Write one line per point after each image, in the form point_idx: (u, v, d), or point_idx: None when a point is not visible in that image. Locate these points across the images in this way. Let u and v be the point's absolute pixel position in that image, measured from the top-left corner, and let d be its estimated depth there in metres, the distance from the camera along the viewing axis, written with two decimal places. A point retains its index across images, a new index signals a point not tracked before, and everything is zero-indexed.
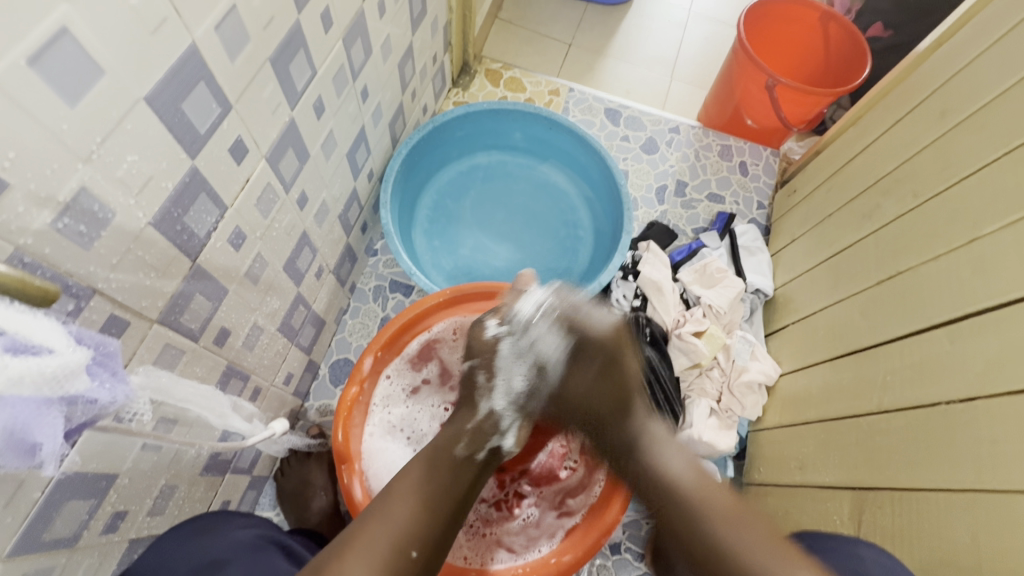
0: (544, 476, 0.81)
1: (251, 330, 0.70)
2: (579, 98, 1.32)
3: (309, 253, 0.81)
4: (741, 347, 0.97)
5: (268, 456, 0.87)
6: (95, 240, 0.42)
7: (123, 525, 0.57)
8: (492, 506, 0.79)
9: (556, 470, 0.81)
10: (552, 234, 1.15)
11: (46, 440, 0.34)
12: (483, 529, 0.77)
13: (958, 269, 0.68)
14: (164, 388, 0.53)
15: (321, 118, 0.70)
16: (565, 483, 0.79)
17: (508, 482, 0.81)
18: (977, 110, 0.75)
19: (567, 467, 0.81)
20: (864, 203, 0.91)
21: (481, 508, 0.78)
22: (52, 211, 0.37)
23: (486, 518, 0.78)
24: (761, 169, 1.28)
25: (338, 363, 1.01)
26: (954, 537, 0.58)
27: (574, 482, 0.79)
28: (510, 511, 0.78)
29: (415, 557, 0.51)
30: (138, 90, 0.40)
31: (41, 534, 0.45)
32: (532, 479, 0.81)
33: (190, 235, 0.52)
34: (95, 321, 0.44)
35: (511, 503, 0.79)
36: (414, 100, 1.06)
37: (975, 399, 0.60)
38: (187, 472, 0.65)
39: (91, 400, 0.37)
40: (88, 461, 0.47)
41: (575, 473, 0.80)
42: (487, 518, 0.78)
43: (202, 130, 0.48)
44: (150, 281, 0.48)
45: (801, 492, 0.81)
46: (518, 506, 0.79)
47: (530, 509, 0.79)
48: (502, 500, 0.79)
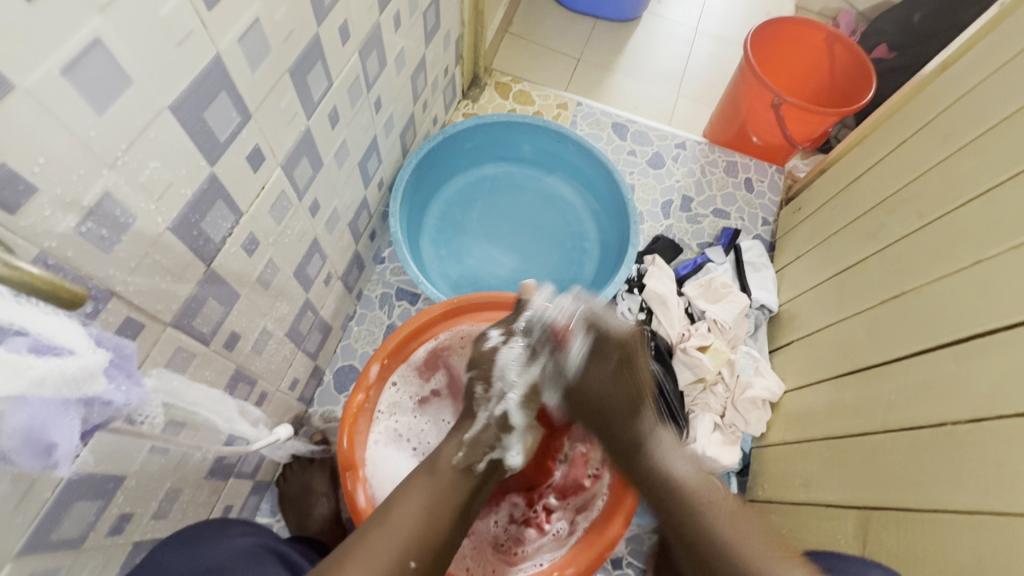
0: (570, 488, 0.81)
1: (259, 336, 0.70)
2: (587, 112, 1.34)
3: (318, 260, 0.82)
4: (746, 363, 0.98)
5: (271, 461, 0.87)
6: (115, 244, 0.42)
7: (128, 527, 0.57)
8: (522, 524, 0.80)
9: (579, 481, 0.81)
10: (558, 245, 1.16)
11: (62, 441, 0.35)
12: (514, 548, 0.77)
13: (964, 290, 0.69)
14: (176, 391, 0.54)
15: (335, 128, 0.71)
16: (586, 497, 0.79)
17: (537, 499, 0.82)
18: (981, 133, 0.76)
19: (590, 477, 0.81)
20: (870, 222, 0.91)
21: (511, 527, 0.80)
22: (77, 214, 0.38)
23: (519, 538, 0.78)
24: (767, 186, 1.29)
25: (343, 370, 1.01)
26: (959, 559, 0.57)
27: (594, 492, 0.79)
28: (540, 528, 0.79)
29: (412, 567, 0.52)
30: (163, 99, 0.41)
31: (48, 534, 0.46)
32: (557, 491, 0.82)
33: (206, 241, 0.52)
34: (111, 323, 0.44)
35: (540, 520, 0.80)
36: (425, 110, 1.08)
37: (980, 421, 0.60)
38: (192, 476, 0.65)
39: (106, 402, 0.38)
40: (99, 462, 0.48)
41: (597, 482, 0.79)
42: (518, 538, 0.78)
43: (221, 137, 0.49)
44: (166, 285, 0.49)
45: (805, 509, 0.81)
46: (547, 522, 0.79)
47: (559, 523, 0.79)
48: (531, 517, 0.80)
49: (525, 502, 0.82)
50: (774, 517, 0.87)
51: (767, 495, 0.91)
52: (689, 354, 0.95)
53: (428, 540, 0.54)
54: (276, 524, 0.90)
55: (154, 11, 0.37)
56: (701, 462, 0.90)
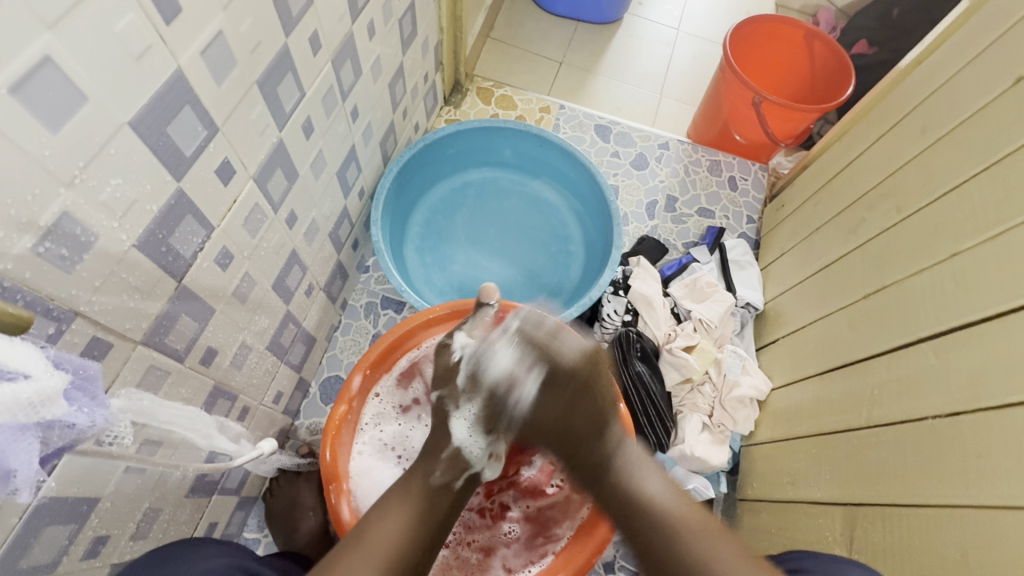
0: (531, 490, 0.81)
1: (238, 350, 0.69)
2: (570, 115, 1.35)
3: (299, 271, 0.81)
4: (732, 362, 0.97)
5: (257, 476, 0.86)
6: (77, 263, 0.42)
7: (104, 550, 0.56)
8: (476, 513, 0.80)
9: (543, 485, 0.81)
10: (544, 249, 1.16)
11: (20, 466, 0.33)
12: (466, 537, 0.78)
13: (941, 283, 0.69)
14: (147, 411, 0.52)
15: (310, 138, 0.71)
16: (553, 502, 0.79)
17: (496, 492, 0.81)
18: (954, 128, 0.76)
19: (554, 484, 0.81)
20: (850, 218, 0.91)
21: (466, 516, 0.79)
22: (34, 235, 0.37)
23: (468, 526, 0.79)
24: (750, 184, 1.29)
25: (329, 381, 1.01)
26: (942, 554, 0.58)
27: (561, 500, 0.79)
28: (495, 522, 0.80)
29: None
30: (122, 115, 0.41)
31: (17, 561, 0.45)
32: (519, 491, 0.81)
33: (176, 256, 0.52)
34: (76, 344, 0.43)
35: (497, 513, 0.80)
36: (405, 117, 1.07)
37: (959, 414, 0.61)
38: (171, 495, 0.64)
39: (69, 425, 0.37)
40: (67, 485, 0.46)
41: (562, 490, 0.79)
42: (469, 525, 0.79)
43: (187, 152, 0.49)
44: (134, 303, 0.48)
45: (793, 507, 0.80)
46: (504, 519, 0.80)
47: (516, 523, 0.79)
48: (487, 508, 0.80)
49: (484, 493, 0.80)
50: (764, 516, 0.86)
51: (756, 494, 0.91)
52: (675, 355, 0.94)
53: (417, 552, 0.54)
54: (264, 539, 0.89)
55: (108, 26, 0.37)
56: (688, 462, 0.90)
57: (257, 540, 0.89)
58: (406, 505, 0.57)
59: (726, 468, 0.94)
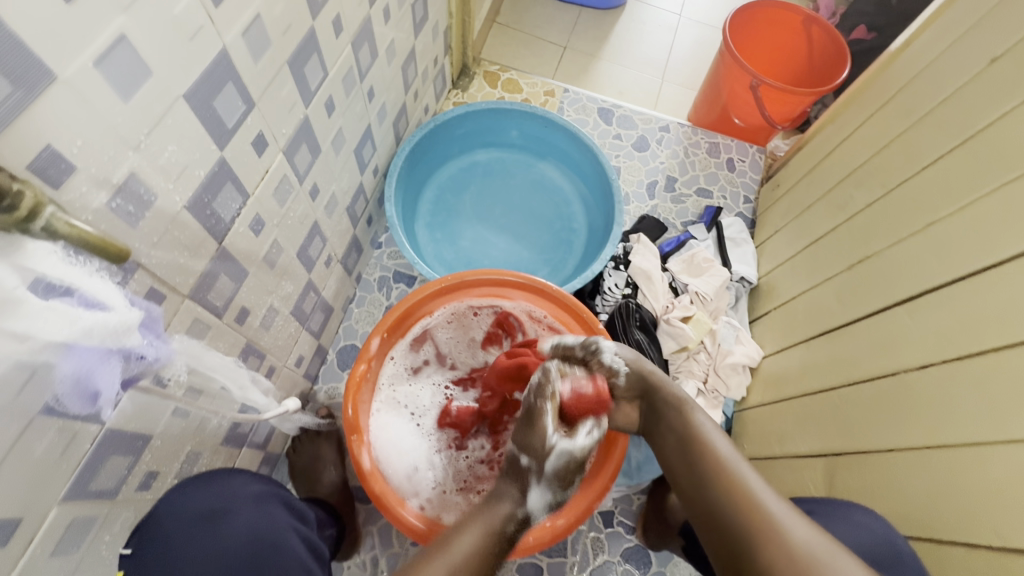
0: None
1: (267, 312, 0.75)
2: (574, 98, 1.39)
3: (319, 242, 0.87)
4: (726, 332, 1.04)
5: (281, 433, 0.93)
6: (140, 220, 0.47)
7: (155, 484, 0.62)
8: (484, 464, 0.85)
9: None
10: (548, 227, 1.21)
11: (106, 386, 0.41)
12: (475, 485, 0.84)
13: (918, 252, 0.74)
14: (196, 355, 0.60)
15: (331, 115, 0.76)
16: None
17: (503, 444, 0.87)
18: (936, 107, 0.81)
19: None
20: (840, 194, 0.96)
21: (475, 466, 0.85)
22: (108, 191, 0.43)
23: (478, 476, 0.84)
24: (747, 165, 1.34)
25: (345, 349, 1.07)
26: (913, 492, 0.63)
27: None
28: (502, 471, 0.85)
29: None
30: (178, 88, 0.46)
31: (87, 484, 0.51)
32: None
33: (217, 220, 0.57)
34: (138, 292, 0.49)
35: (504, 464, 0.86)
36: (416, 100, 1.12)
37: (929, 367, 0.66)
38: (209, 441, 0.70)
39: (141, 356, 0.44)
40: (127, 420, 0.52)
41: None
42: (478, 475, 0.84)
43: (229, 124, 0.54)
44: (184, 259, 0.54)
45: (781, 462, 0.86)
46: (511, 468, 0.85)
47: None
48: (495, 460, 0.85)
49: (492, 445, 0.86)
50: (754, 472, 0.92)
51: (747, 453, 0.97)
52: (672, 325, 1.01)
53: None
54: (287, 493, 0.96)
55: (168, 8, 0.42)
56: None
57: None
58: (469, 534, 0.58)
59: (719, 431, 1.00)
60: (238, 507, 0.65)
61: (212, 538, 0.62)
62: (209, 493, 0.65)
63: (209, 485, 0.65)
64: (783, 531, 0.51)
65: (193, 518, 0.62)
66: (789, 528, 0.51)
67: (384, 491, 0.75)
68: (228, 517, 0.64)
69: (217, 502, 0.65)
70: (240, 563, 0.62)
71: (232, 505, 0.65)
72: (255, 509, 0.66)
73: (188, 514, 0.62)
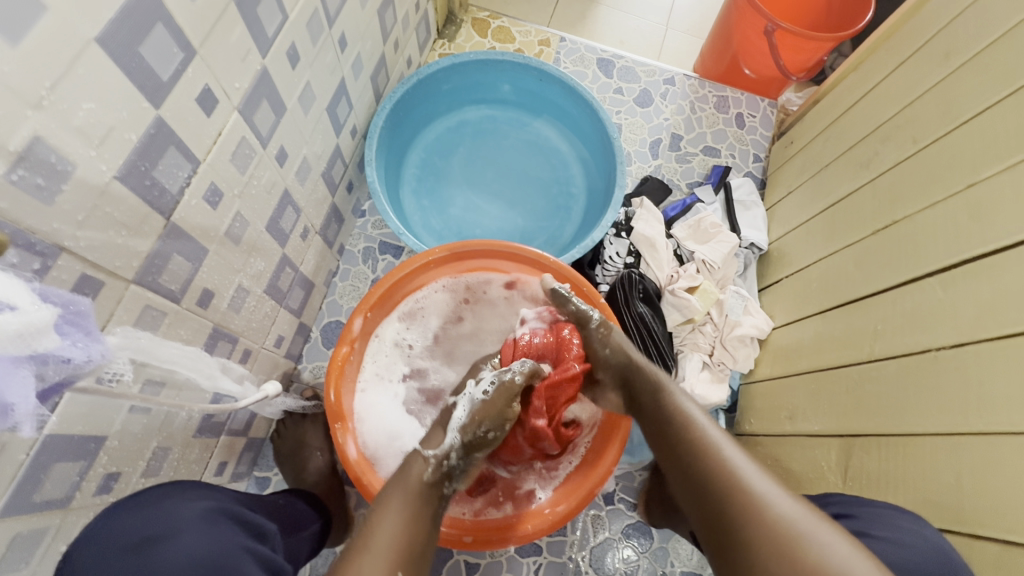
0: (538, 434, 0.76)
1: (235, 293, 0.68)
2: (571, 49, 1.28)
3: (293, 213, 0.79)
4: (735, 302, 0.98)
5: (263, 417, 0.87)
6: (56, 195, 0.39)
7: (116, 486, 0.57)
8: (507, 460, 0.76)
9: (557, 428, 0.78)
10: (545, 191, 1.13)
11: (19, 400, 0.33)
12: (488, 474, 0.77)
13: (955, 216, 0.67)
14: (146, 349, 0.52)
15: (296, 67, 0.66)
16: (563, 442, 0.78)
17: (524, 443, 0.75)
18: (982, 50, 0.71)
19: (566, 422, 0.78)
20: (863, 151, 0.88)
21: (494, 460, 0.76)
22: (5, 161, 0.35)
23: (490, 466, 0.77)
24: (758, 121, 1.25)
25: (330, 326, 1.00)
26: (937, 479, 0.59)
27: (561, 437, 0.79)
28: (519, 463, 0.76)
29: None
30: (89, 30, 0.37)
31: (29, 495, 0.45)
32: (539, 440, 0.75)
33: (162, 191, 0.49)
34: (65, 281, 0.42)
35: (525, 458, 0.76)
36: (397, 51, 1.01)
37: (965, 345, 0.60)
38: (179, 434, 0.65)
39: (64, 359, 0.37)
40: (73, 423, 0.46)
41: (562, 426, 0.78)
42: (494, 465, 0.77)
43: (165, 76, 0.45)
44: (122, 240, 0.46)
45: (790, 440, 0.82)
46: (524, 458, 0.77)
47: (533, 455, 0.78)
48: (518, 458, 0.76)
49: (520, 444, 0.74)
50: (761, 449, 0.89)
51: (754, 429, 0.93)
52: (677, 296, 0.94)
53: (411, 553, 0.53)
54: (273, 477, 0.92)
55: None
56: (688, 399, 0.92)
57: (268, 478, 0.92)
58: (399, 506, 0.56)
59: (725, 406, 0.96)
60: (179, 532, 0.51)
61: (146, 571, 0.47)
62: (142, 517, 0.51)
63: (144, 508, 0.52)
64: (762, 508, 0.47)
65: (121, 549, 0.48)
66: (769, 502, 0.47)
67: (369, 477, 0.70)
68: (166, 541, 0.50)
69: (156, 526, 0.51)
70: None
71: (175, 527, 0.51)
72: (205, 533, 0.52)
73: (114, 545, 0.49)
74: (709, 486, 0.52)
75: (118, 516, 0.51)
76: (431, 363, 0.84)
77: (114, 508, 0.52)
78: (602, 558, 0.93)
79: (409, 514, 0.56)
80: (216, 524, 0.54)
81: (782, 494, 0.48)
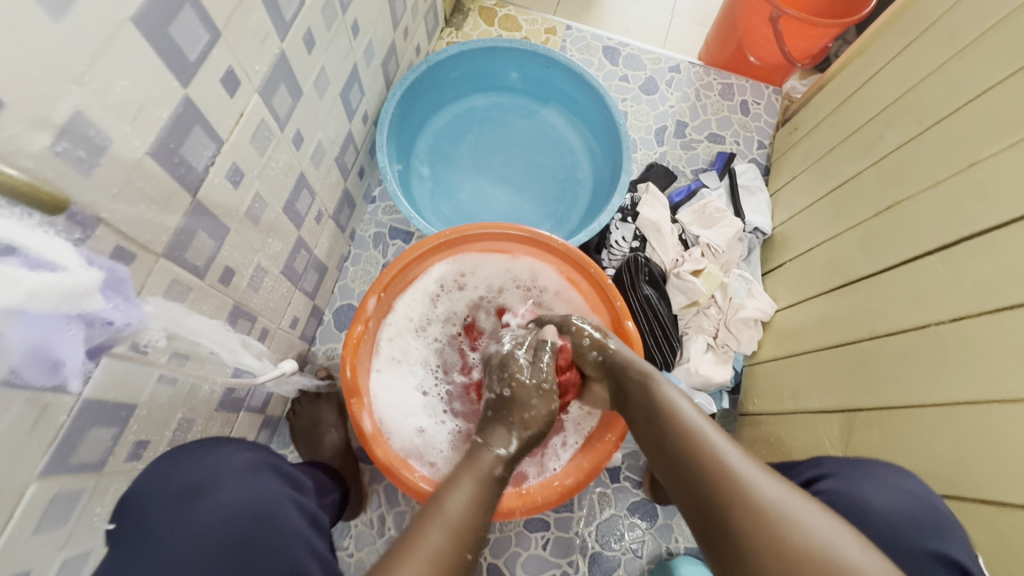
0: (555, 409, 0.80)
1: (254, 272, 0.71)
2: (577, 37, 1.29)
3: (308, 196, 0.81)
4: (738, 285, 1.00)
5: (279, 396, 0.90)
6: (94, 167, 0.41)
7: (146, 453, 0.59)
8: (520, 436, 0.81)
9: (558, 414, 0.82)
10: (552, 177, 1.14)
11: (67, 355, 0.37)
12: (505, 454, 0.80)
13: (958, 194, 0.68)
14: (176, 319, 0.55)
15: (312, 52, 0.68)
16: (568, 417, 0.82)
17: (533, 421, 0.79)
18: (985, 33, 0.72)
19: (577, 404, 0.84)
20: (867, 135, 0.89)
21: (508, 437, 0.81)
22: (50, 133, 0.37)
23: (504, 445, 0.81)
24: (763, 108, 1.26)
25: (342, 309, 1.03)
26: (936, 448, 0.61)
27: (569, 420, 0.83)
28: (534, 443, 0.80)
29: (469, 559, 0.51)
30: (124, 10, 0.39)
31: (68, 457, 0.48)
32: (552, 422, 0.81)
33: (188, 169, 0.52)
34: (102, 252, 0.44)
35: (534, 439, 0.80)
36: (406, 38, 1.03)
37: (965, 319, 0.62)
38: (202, 407, 0.67)
39: (107, 322, 0.40)
40: (107, 389, 0.49)
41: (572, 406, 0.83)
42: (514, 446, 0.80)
43: (192, 57, 0.47)
44: (152, 214, 0.49)
45: (794, 418, 0.84)
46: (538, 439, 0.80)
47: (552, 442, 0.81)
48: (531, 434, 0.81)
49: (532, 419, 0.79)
50: (765, 427, 0.91)
51: (757, 409, 0.95)
52: (683, 279, 0.96)
53: (475, 531, 0.52)
54: (288, 455, 0.94)
55: None
56: (692, 380, 0.94)
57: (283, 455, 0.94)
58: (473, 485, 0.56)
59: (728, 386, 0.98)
60: (225, 479, 0.59)
61: (197, 513, 0.56)
62: (188, 467, 0.59)
63: (187, 459, 0.60)
64: (745, 493, 0.46)
65: (172, 496, 0.56)
66: (755, 488, 0.46)
67: (385, 452, 0.72)
68: (214, 487, 0.58)
69: (203, 473, 0.59)
70: (231, 537, 0.55)
71: (220, 475, 0.59)
72: (247, 481, 0.60)
73: (165, 492, 0.56)
74: (678, 445, 0.54)
75: (169, 463, 0.59)
76: (443, 336, 0.87)
77: (159, 460, 0.59)
78: (608, 534, 0.95)
79: (482, 496, 0.55)
80: (259, 474, 0.62)
81: (764, 474, 0.48)
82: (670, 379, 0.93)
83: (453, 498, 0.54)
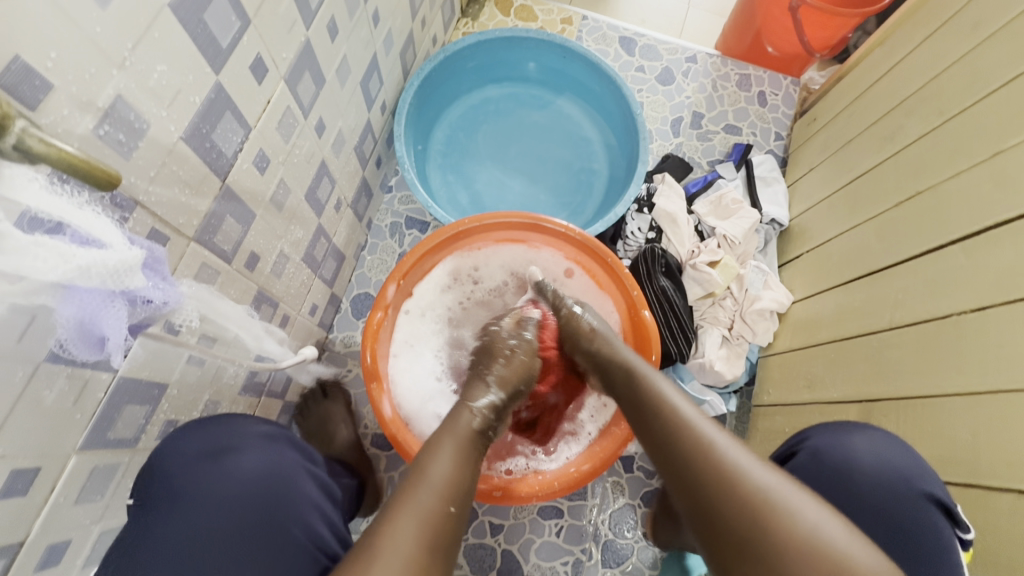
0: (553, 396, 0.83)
1: (277, 258, 0.72)
2: (593, 27, 1.28)
3: (328, 184, 0.82)
4: (755, 276, 0.99)
5: (298, 382, 0.92)
6: (133, 150, 0.43)
7: (175, 432, 0.61)
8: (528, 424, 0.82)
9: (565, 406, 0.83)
10: (566, 168, 1.15)
11: (112, 332, 0.38)
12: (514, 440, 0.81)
13: (980, 183, 0.68)
14: (206, 301, 0.56)
15: (334, 40, 0.69)
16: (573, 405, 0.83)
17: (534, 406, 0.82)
18: (1009, 21, 0.71)
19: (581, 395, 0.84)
20: (887, 124, 0.88)
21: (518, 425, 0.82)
22: (94, 116, 0.38)
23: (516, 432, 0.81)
24: (780, 99, 1.24)
25: (359, 298, 1.04)
26: (955, 437, 0.61)
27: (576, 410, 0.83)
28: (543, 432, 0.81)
29: (453, 512, 0.52)
30: None
31: (105, 432, 0.49)
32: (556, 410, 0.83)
33: (218, 154, 0.53)
34: (139, 234, 0.45)
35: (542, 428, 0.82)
36: (423, 28, 1.03)
37: (987, 309, 0.62)
38: (227, 390, 0.69)
39: (148, 300, 0.42)
40: (142, 367, 0.50)
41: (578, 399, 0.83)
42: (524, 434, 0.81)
43: (224, 43, 0.48)
44: (185, 198, 0.50)
45: (809, 408, 0.84)
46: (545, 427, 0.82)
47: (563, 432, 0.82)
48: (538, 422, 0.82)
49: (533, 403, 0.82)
50: (779, 418, 0.91)
51: (772, 400, 0.95)
52: (698, 270, 0.96)
53: (459, 489, 0.54)
54: None
55: None
56: (705, 373, 0.94)
57: None
58: (452, 443, 0.58)
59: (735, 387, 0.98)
60: (245, 450, 0.59)
61: (220, 479, 0.56)
62: (208, 434, 0.59)
63: (209, 425, 0.59)
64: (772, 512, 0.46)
65: (196, 458, 0.57)
66: (782, 505, 0.46)
67: (404, 436, 0.73)
68: (235, 454, 0.58)
69: (225, 440, 0.59)
70: (252, 506, 0.56)
71: (242, 441, 0.59)
72: (265, 451, 0.60)
73: (190, 453, 0.57)
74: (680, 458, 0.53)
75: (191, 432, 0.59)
76: (456, 320, 0.87)
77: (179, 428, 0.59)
78: (621, 522, 0.96)
79: (460, 456, 0.57)
80: (276, 442, 0.61)
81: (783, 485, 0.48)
82: (683, 371, 0.95)
83: (435, 457, 0.56)
